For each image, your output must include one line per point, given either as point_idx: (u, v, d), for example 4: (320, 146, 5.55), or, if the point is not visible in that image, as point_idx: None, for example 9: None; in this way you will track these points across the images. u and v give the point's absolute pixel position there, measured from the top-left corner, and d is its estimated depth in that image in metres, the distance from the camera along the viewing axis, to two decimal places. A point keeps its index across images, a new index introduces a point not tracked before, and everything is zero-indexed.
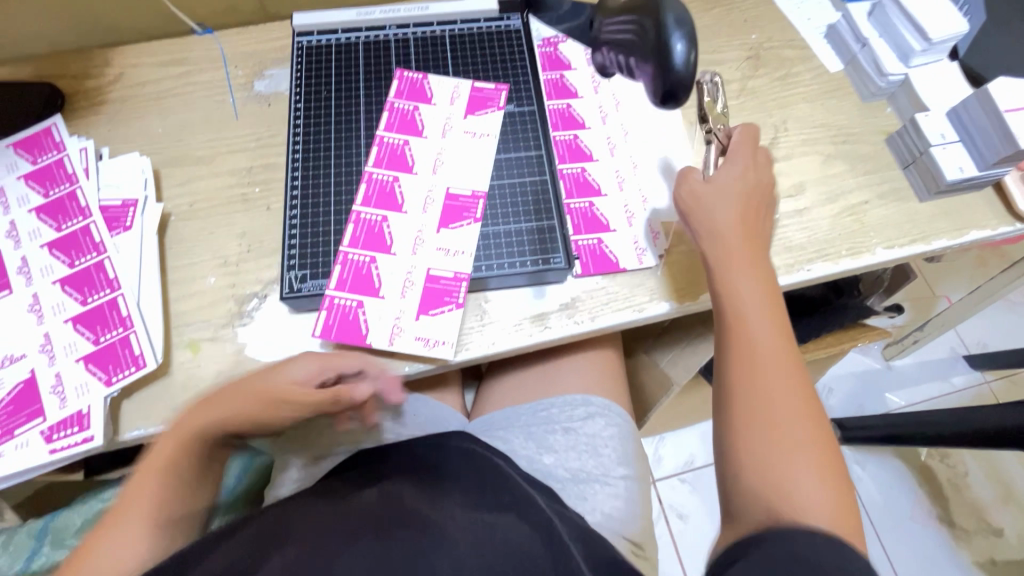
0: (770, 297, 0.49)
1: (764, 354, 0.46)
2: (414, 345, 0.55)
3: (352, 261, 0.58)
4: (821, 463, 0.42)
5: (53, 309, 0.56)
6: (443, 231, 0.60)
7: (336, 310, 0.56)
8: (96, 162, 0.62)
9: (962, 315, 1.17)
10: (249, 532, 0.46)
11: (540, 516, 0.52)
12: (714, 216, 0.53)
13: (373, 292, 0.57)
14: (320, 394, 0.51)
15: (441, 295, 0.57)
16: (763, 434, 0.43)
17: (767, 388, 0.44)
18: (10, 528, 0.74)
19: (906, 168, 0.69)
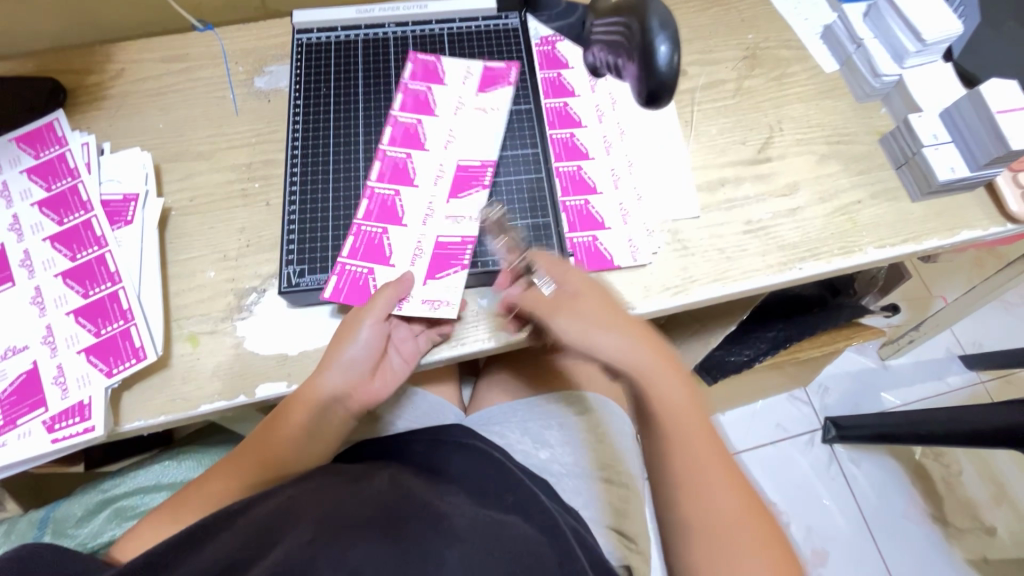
0: (683, 407, 0.52)
1: (695, 472, 0.50)
2: (421, 308, 0.56)
3: (364, 232, 0.59)
4: (770, 549, 0.49)
5: (55, 302, 0.57)
6: (453, 200, 0.61)
7: (346, 280, 0.57)
8: (98, 157, 0.63)
9: (956, 316, 1.18)
10: (261, 515, 0.44)
11: (545, 516, 0.53)
12: (606, 344, 0.52)
13: (383, 258, 0.58)
14: (349, 365, 0.54)
15: (448, 259, 0.58)
16: (720, 549, 0.48)
17: (706, 502, 0.49)
18: (12, 518, 0.75)
19: (899, 168, 0.69)
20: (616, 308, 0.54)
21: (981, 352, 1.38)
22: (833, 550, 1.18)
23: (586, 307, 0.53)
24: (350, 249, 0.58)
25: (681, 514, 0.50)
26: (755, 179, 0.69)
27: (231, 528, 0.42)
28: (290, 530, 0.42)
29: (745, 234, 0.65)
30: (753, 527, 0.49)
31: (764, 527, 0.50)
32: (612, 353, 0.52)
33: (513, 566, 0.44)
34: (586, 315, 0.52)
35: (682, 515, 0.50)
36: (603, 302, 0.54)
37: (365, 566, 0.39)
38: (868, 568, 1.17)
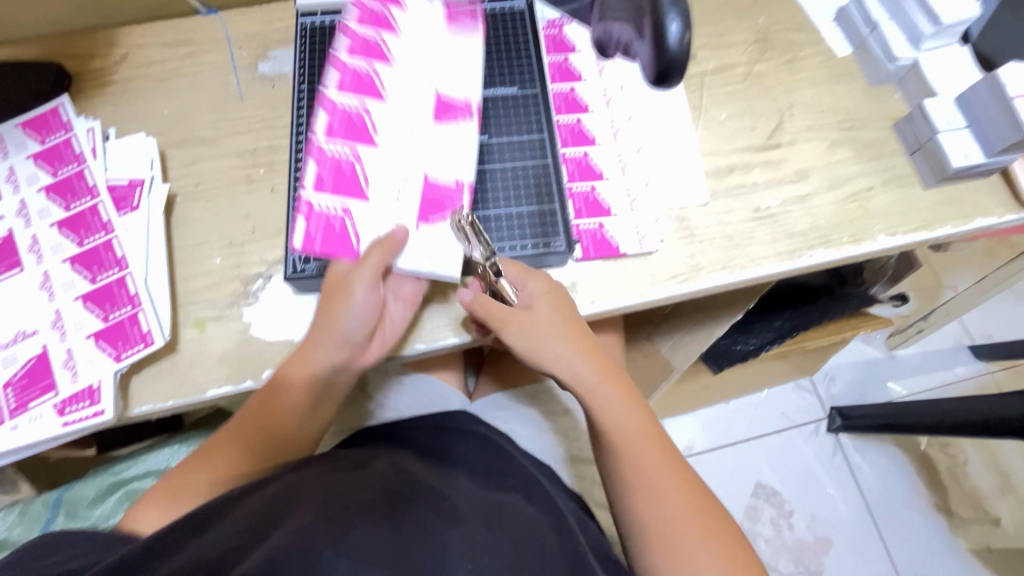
0: (627, 414, 0.55)
1: (644, 472, 0.53)
2: (417, 260, 0.55)
3: (330, 158, 0.56)
4: (729, 553, 0.50)
5: (63, 287, 0.57)
6: (434, 129, 0.59)
7: (317, 217, 0.55)
8: (103, 143, 0.63)
9: (970, 303, 1.19)
10: (265, 495, 0.45)
11: (547, 501, 0.53)
12: (555, 359, 0.55)
13: (360, 195, 0.56)
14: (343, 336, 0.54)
15: (441, 202, 0.57)
16: (673, 546, 0.50)
17: (656, 500, 0.52)
18: (24, 500, 0.76)
19: (912, 154, 0.68)
20: (569, 317, 0.56)
21: (989, 342, 1.36)
22: (836, 539, 1.19)
23: (539, 318, 0.55)
24: (315, 179, 0.55)
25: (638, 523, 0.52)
26: (764, 166, 0.68)
27: (238, 508, 0.43)
28: (295, 512, 0.42)
29: (754, 221, 0.65)
30: (704, 522, 0.51)
31: (716, 523, 0.52)
32: (560, 365, 0.56)
33: (512, 547, 0.44)
34: (537, 327, 0.55)
35: (636, 516, 0.52)
36: (556, 311, 0.55)
37: (367, 544, 0.39)
38: (871, 556, 1.18)
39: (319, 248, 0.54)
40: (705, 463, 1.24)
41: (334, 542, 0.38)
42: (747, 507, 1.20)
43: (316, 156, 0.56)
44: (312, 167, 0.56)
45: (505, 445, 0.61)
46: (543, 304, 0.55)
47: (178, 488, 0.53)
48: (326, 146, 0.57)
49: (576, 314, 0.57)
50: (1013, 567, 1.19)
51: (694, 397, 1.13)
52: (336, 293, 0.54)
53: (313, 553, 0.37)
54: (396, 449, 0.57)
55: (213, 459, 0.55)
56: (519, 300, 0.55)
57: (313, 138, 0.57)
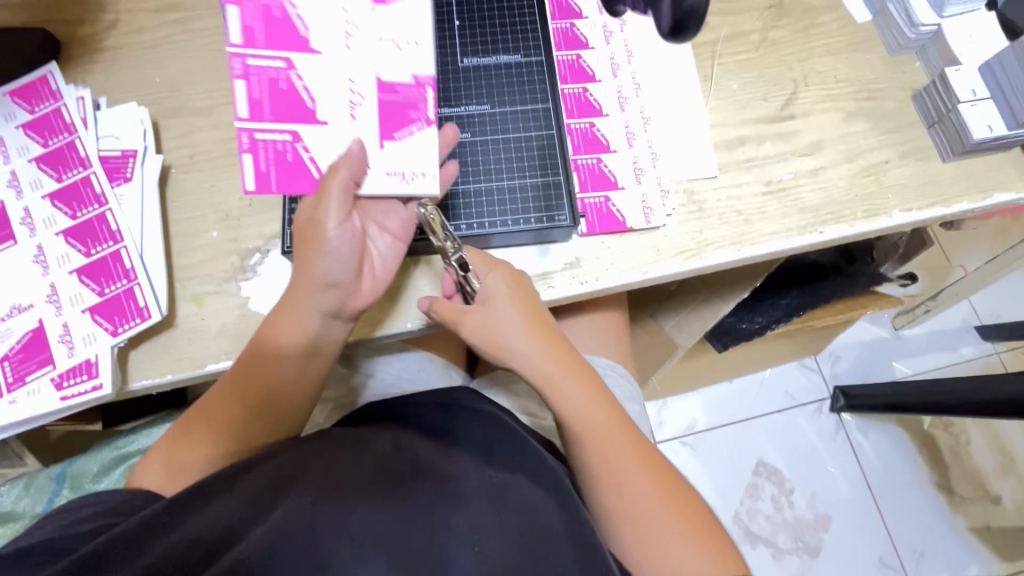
0: (590, 406, 0.54)
1: (609, 463, 0.52)
2: (390, 181, 0.53)
3: (261, 71, 0.50)
4: (699, 535, 0.50)
5: (58, 260, 0.56)
6: (377, 15, 0.53)
7: (264, 147, 0.51)
8: (93, 112, 0.61)
9: (975, 285, 1.16)
10: (263, 475, 0.45)
11: (552, 476, 0.51)
12: (514, 347, 0.54)
13: (308, 114, 0.51)
14: (326, 275, 0.51)
15: (405, 110, 0.54)
16: (641, 534, 0.50)
17: (623, 490, 0.51)
18: (29, 473, 0.77)
19: (931, 127, 0.66)
20: (529, 309, 0.55)
21: (998, 322, 1.35)
22: (835, 516, 1.19)
23: (498, 310, 0.54)
24: (250, 103, 0.50)
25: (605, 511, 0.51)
26: (776, 138, 0.65)
27: (231, 489, 0.43)
28: (292, 490, 0.43)
29: (765, 195, 0.63)
30: (672, 506, 0.51)
31: (686, 507, 0.51)
32: (519, 357, 0.54)
33: (521, 525, 0.43)
34: (496, 319, 0.54)
35: (603, 505, 0.52)
36: (514, 303, 0.54)
37: (367, 527, 0.40)
38: (869, 533, 1.19)
39: (277, 187, 0.51)
40: (707, 441, 1.24)
41: (334, 528, 0.40)
42: (747, 484, 1.21)
43: (241, 72, 0.50)
44: (242, 88, 0.50)
45: (508, 419, 0.59)
46: (501, 296, 0.54)
47: (173, 458, 0.52)
48: (252, 56, 0.50)
49: (538, 302, 0.56)
50: (1012, 545, 1.20)
51: (697, 376, 1.13)
52: (309, 232, 0.51)
53: (312, 540, 0.39)
54: (396, 427, 0.56)
55: (203, 425, 0.53)
56: (479, 294, 0.55)
57: (232, 50, 0.49)
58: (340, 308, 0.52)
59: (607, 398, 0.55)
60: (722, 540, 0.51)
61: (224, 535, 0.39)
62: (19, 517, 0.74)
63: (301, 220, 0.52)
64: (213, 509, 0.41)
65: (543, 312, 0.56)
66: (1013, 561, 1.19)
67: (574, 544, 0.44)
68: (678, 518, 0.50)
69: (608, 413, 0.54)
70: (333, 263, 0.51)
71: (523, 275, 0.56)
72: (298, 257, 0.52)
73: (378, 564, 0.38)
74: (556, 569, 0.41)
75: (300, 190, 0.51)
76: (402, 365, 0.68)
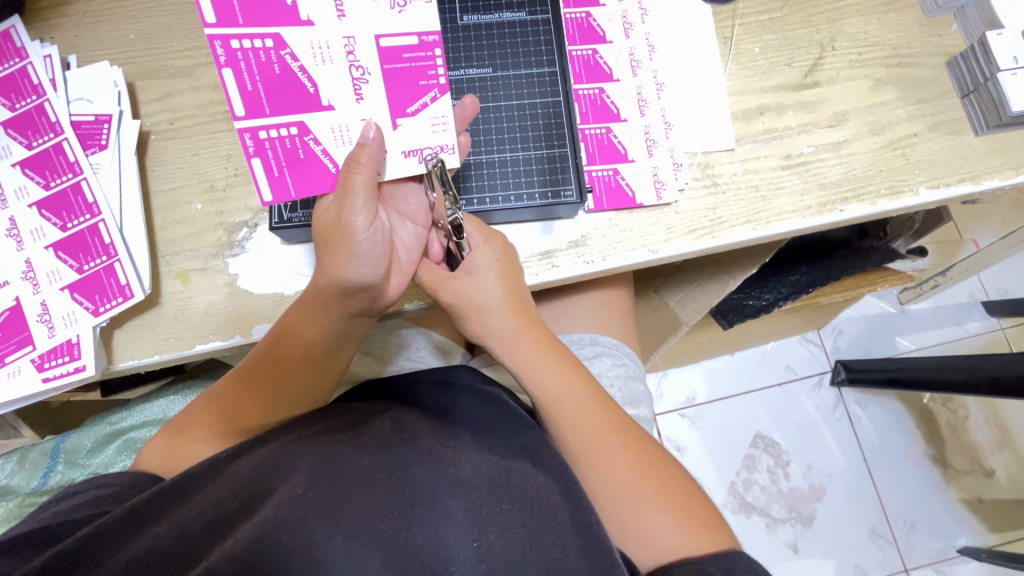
0: (570, 388, 0.51)
1: (589, 441, 0.50)
2: (409, 163, 0.50)
3: (251, 56, 0.45)
4: (688, 514, 0.47)
5: (32, 234, 0.53)
6: None
7: (269, 146, 0.47)
8: (63, 73, 0.56)
9: (988, 262, 1.11)
10: (257, 456, 0.44)
11: (557, 463, 0.48)
12: (494, 323, 0.52)
13: (311, 100, 0.47)
14: (356, 277, 0.47)
15: (414, 80, 0.49)
16: (626, 510, 0.47)
17: (605, 466, 0.49)
18: (23, 447, 0.76)
19: (965, 97, 0.61)
20: (512, 285, 0.52)
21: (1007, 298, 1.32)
22: (830, 487, 1.20)
23: (479, 283, 0.51)
24: (244, 95, 0.46)
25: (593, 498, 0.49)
26: (798, 107, 0.61)
27: (220, 476, 0.42)
28: (284, 480, 0.41)
29: (784, 169, 0.59)
30: (657, 483, 0.49)
31: (670, 481, 0.49)
32: (497, 338, 0.52)
33: (524, 515, 0.41)
34: (476, 294, 0.51)
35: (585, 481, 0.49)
36: (497, 278, 0.52)
37: (362, 516, 0.38)
38: (862, 503, 1.20)
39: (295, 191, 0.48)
40: (706, 414, 1.24)
41: (325, 521, 0.38)
42: (745, 457, 1.21)
43: (226, 59, 0.45)
44: (231, 79, 0.45)
45: (508, 400, 0.57)
46: (484, 269, 0.52)
47: (174, 457, 0.48)
48: (233, 38, 0.45)
49: (520, 281, 0.54)
50: (1003, 517, 1.21)
51: (699, 351, 1.11)
52: (334, 231, 0.47)
53: (304, 533, 0.37)
54: (396, 407, 0.54)
55: (211, 420, 0.50)
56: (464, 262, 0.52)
57: (208, 34, 0.44)
58: (369, 304, 0.50)
59: (587, 380, 0.53)
60: (712, 516, 0.48)
61: (213, 526, 0.38)
62: (14, 493, 0.72)
63: (322, 219, 0.48)
64: (200, 497, 0.40)
65: (523, 288, 0.54)
66: (1003, 532, 1.21)
67: (579, 535, 0.42)
68: (667, 498, 0.48)
69: (587, 396, 0.52)
70: (364, 267, 0.47)
71: (511, 248, 0.54)
72: (320, 256, 0.49)
73: (371, 561, 0.36)
74: (561, 562, 0.39)
75: (322, 192, 0.48)
76: (400, 343, 0.66)
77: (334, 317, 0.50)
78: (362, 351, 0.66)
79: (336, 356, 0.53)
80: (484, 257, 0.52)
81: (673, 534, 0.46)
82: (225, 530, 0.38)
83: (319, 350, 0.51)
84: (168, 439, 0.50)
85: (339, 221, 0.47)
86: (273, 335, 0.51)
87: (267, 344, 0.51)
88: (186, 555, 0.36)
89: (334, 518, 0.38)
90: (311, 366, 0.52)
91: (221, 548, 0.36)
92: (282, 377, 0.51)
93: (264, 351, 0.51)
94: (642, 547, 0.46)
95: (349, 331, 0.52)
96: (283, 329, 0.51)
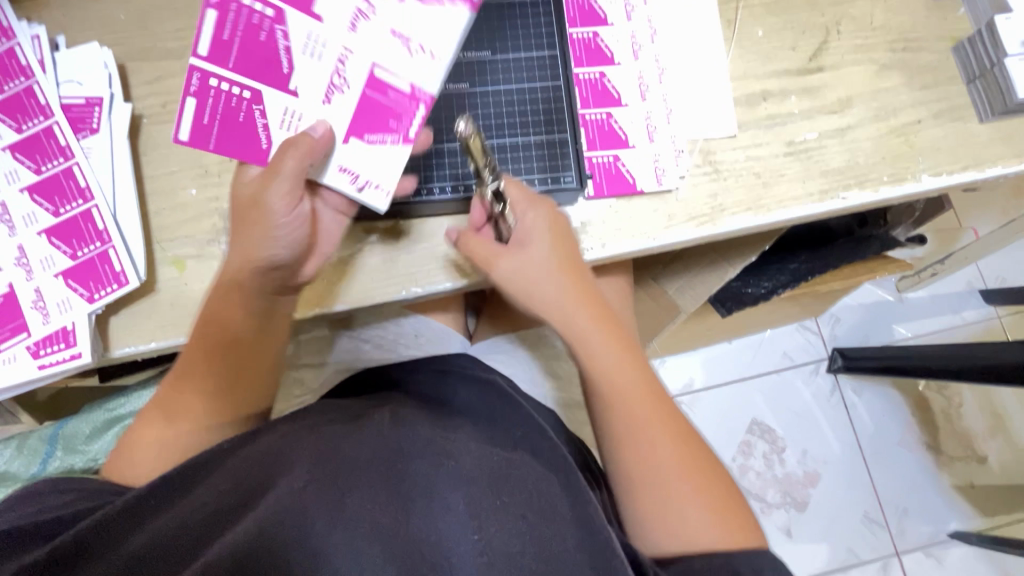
0: (622, 365, 0.51)
1: (633, 421, 0.50)
2: (341, 179, 0.50)
3: (246, 12, 0.48)
4: (723, 510, 0.48)
5: (25, 220, 0.53)
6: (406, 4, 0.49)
7: (213, 94, 0.48)
8: (51, 54, 0.55)
9: (986, 250, 1.11)
10: (255, 451, 0.44)
11: (556, 454, 0.49)
12: (547, 293, 0.51)
13: (278, 77, 0.49)
14: (270, 258, 0.48)
15: (385, 115, 0.50)
16: (658, 493, 0.48)
17: (646, 448, 0.49)
18: (23, 432, 0.76)
19: (971, 83, 0.60)
20: (566, 257, 0.52)
21: (1004, 286, 1.33)
22: (824, 472, 1.22)
23: (531, 255, 0.51)
24: (216, 42, 0.48)
25: (627, 477, 0.49)
26: (802, 93, 0.60)
27: (220, 469, 0.43)
28: (284, 472, 0.40)
29: (785, 155, 0.58)
30: (696, 474, 0.48)
31: (707, 475, 0.49)
32: (548, 307, 0.52)
33: (524, 507, 0.41)
34: (527, 266, 0.51)
35: (622, 462, 0.50)
36: (549, 250, 0.52)
37: (362, 510, 0.38)
38: (857, 489, 1.21)
39: (215, 144, 0.49)
40: (703, 400, 1.24)
41: (327, 516, 0.37)
42: (741, 443, 1.22)
43: (218, 5, 0.47)
44: (211, 23, 0.47)
45: (499, 380, 0.59)
46: (537, 242, 0.51)
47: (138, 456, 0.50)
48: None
49: (576, 253, 0.53)
50: (993, 502, 1.23)
51: (697, 339, 1.11)
52: (252, 209, 0.47)
53: (302, 528, 0.37)
54: (396, 398, 0.54)
55: (158, 420, 0.51)
56: (514, 234, 0.52)
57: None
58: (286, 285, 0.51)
59: (636, 358, 0.52)
60: (741, 510, 0.48)
61: (214, 519, 0.38)
62: (15, 478, 0.73)
63: (242, 194, 0.48)
64: (200, 492, 0.41)
65: (580, 261, 0.53)
66: (993, 517, 1.22)
67: (577, 526, 0.42)
68: (704, 491, 0.48)
69: (636, 374, 0.51)
70: (276, 249, 0.48)
71: (562, 217, 0.53)
72: (238, 234, 0.48)
73: (372, 554, 0.36)
74: (560, 554, 0.40)
75: (243, 157, 0.49)
76: (399, 331, 0.65)
77: (248, 297, 0.50)
78: (360, 338, 0.66)
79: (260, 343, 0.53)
80: (540, 229, 0.52)
81: (704, 525, 0.47)
82: (225, 523, 0.38)
83: (241, 334, 0.51)
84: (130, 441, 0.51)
85: (257, 199, 0.47)
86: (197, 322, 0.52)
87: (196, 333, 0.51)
88: (188, 548, 0.36)
89: (335, 513, 0.37)
90: (236, 350, 0.51)
91: (219, 542, 0.36)
92: (206, 363, 0.51)
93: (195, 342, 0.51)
94: (670, 535, 0.47)
95: (269, 312, 0.52)
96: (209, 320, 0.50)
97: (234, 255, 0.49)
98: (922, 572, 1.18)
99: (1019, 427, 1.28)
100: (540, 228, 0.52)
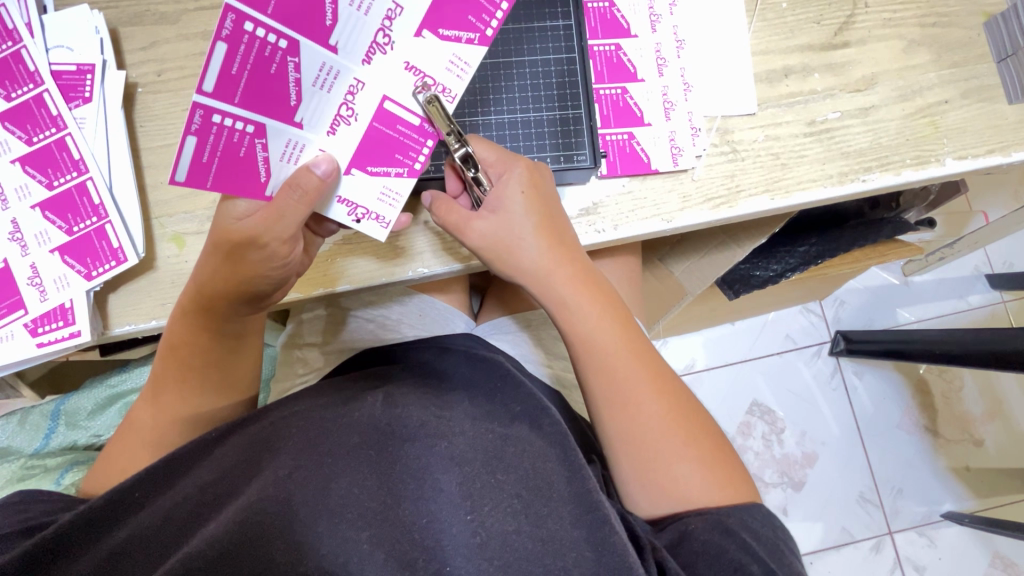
0: (601, 327, 0.50)
1: (616, 390, 0.49)
2: (338, 209, 0.49)
3: (256, 41, 0.39)
4: (712, 463, 0.48)
5: (17, 193, 0.52)
6: (427, 36, 0.46)
7: (216, 132, 0.42)
8: (39, 17, 0.52)
9: (996, 234, 1.09)
10: (244, 439, 0.44)
11: (554, 429, 0.47)
12: (527, 255, 0.50)
13: (287, 110, 0.44)
14: (257, 284, 0.47)
15: (391, 151, 0.49)
16: (646, 458, 0.48)
17: (634, 413, 0.48)
18: (24, 408, 0.76)
19: (1002, 61, 0.58)
20: (545, 216, 0.50)
21: (1011, 271, 1.31)
22: (822, 453, 1.23)
23: (512, 217, 0.50)
24: (223, 75, 0.40)
25: (614, 444, 0.49)
26: (825, 70, 0.58)
27: (209, 457, 0.43)
28: (271, 460, 0.41)
29: (807, 135, 0.56)
30: (685, 432, 0.49)
31: (696, 430, 0.49)
32: (528, 272, 0.50)
33: (518, 487, 0.41)
34: (506, 228, 0.50)
35: (611, 429, 0.49)
36: (530, 210, 0.50)
37: (350, 497, 0.38)
38: (854, 468, 1.23)
39: (212, 182, 0.44)
40: (705, 380, 1.24)
41: (314, 503, 0.37)
42: (740, 423, 1.23)
43: (229, 34, 0.38)
44: (220, 56, 0.39)
45: (503, 361, 0.57)
46: (518, 203, 0.50)
47: (115, 476, 0.48)
48: (251, 22, 0.39)
49: (557, 210, 0.52)
50: (988, 483, 1.24)
51: (703, 320, 1.10)
52: (245, 247, 0.45)
53: (290, 515, 0.37)
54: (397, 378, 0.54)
55: (131, 446, 0.49)
56: (491, 199, 0.50)
57: (226, 3, 0.38)
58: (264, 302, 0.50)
59: (622, 320, 0.51)
60: (732, 463, 0.49)
61: (199, 512, 0.39)
62: (15, 454, 0.72)
63: (230, 228, 0.45)
64: (190, 480, 0.42)
65: (559, 220, 0.51)
66: (987, 498, 1.24)
67: (575, 503, 0.42)
68: (694, 450, 0.48)
69: (621, 338, 0.50)
70: (263, 279, 0.47)
71: (541, 174, 0.51)
72: (214, 260, 0.46)
73: (360, 541, 0.36)
74: (556, 534, 0.40)
75: (240, 193, 0.45)
76: (403, 311, 0.65)
77: (218, 313, 0.48)
78: (364, 317, 0.65)
79: (238, 358, 0.52)
80: (518, 190, 0.50)
81: (696, 483, 0.47)
82: (211, 517, 0.38)
83: (216, 350, 0.50)
84: (105, 460, 0.50)
85: (249, 237, 0.45)
86: (165, 347, 0.50)
87: (172, 347, 0.50)
88: (175, 538, 0.37)
89: (322, 501, 0.37)
90: (212, 368, 0.51)
91: (205, 532, 0.37)
92: (177, 382, 0.50)
93: (172, 358, 0.50)
94: (664, 496, 0.48)
95: (243, 330, 0.51)
96: (183, 329, 0.49)
97: (201, 268, 0.47)
98: (913, 550, 1.20)
99: (1019, 411, 1.28)
100: (518, 189, 0.50)
